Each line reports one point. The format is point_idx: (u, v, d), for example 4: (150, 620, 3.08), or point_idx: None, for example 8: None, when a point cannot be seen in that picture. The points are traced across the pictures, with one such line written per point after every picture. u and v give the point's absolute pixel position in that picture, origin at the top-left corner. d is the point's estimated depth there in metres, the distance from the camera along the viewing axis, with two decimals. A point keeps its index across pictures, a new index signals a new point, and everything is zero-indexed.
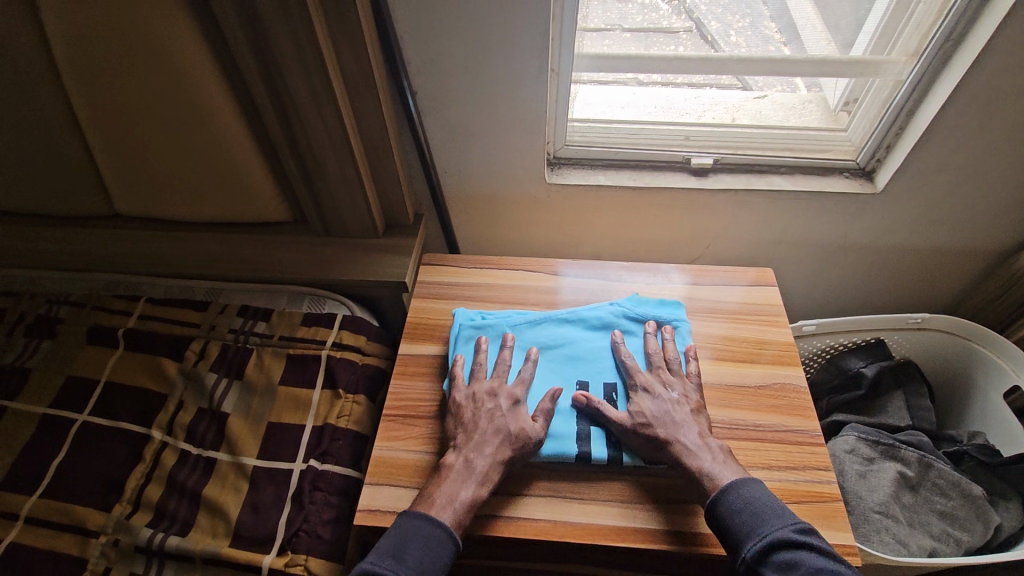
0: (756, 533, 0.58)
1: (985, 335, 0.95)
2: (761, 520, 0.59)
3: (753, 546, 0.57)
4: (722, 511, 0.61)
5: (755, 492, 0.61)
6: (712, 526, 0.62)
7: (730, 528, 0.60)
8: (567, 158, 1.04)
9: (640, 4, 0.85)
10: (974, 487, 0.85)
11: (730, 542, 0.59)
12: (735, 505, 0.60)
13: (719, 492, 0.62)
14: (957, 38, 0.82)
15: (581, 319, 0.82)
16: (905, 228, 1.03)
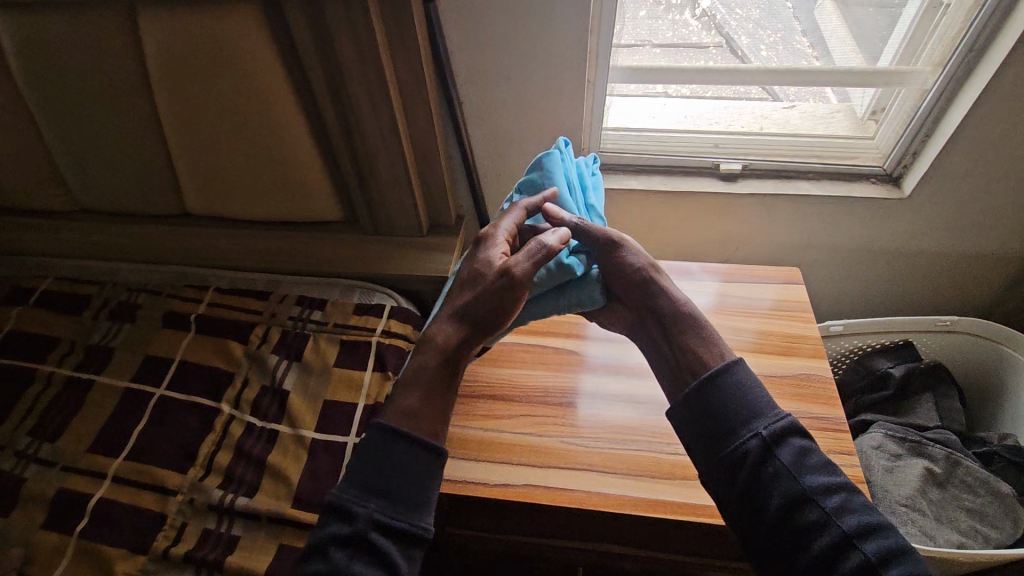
0: (764, 415, 0.53)
1: (1009, 335, 0.97)
2: (766, 403, 0.54)
3: (760, 424, 0.52)
4: (724, 385, 0.55)
5: (750, 372, 0.56)
6: (711, 400, 0.54)
7: (733, 404, 0.54)
8: (600, 164, 1.10)
9: (669, 21, 0.92)
10: (1002, 485, 0.86)
11: (738, 414, 0.53)
12: (743, 382, 0.55)
13: (696, 344, 0.60)
14: (979, 49, 0.85)
15: None
16: (934, 233, 1.05)
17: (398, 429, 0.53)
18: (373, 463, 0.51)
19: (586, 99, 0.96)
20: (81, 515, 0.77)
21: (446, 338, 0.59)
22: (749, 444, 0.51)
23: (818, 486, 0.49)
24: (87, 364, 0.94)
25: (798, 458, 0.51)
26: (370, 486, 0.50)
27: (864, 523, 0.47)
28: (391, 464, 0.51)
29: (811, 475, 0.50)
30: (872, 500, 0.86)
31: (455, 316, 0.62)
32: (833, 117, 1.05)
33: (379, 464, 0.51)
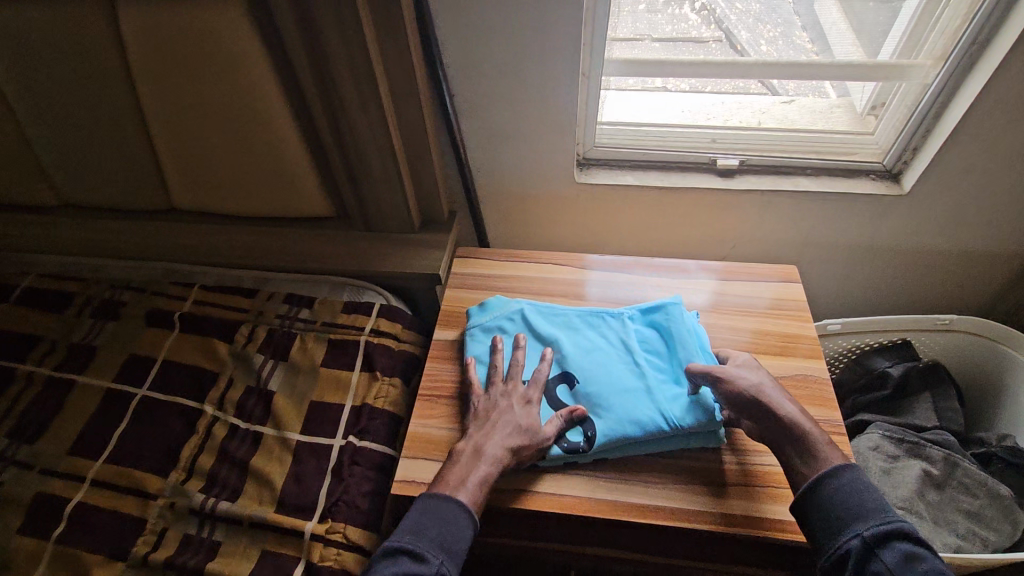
0: (873, 517, 0.58)
1: (1011, 335, 0.96)
2: (883, 507, 0.59)
3: (869, 526, 0.57)
4: (843, 486, 0.60)
5: (869, 478, 0.62)
6: (819, 499, 0.61)
7: (848, 505, 0.59)
8: (595, 159, 1.07)
9: (668, 15, 0.90)
10: (1002, 487, 0.84)
11: (847, 514, 0.59)
12: (854, 487, 0.60)
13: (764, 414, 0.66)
14: (982, 42, 0.83)
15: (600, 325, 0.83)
16: (933, 231, 1.03)
17: (439, 494, 0.64)
18: (422, 514, 0.63)
19: (580, 92, 0.94)
20: (59, 519, 0.75)
21: (503, 444, 0.68)
22: (854, 542, 0.57)
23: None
24: (69, 364, 0.92)
25: (902, 559, 0.55)
26: (421, 534, 0.61)
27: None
28: (436, 522, 0.62)
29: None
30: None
31: (483, 441, 0.68)
32: (832, 112, 1.03)
33: (426, 514, 0.62)
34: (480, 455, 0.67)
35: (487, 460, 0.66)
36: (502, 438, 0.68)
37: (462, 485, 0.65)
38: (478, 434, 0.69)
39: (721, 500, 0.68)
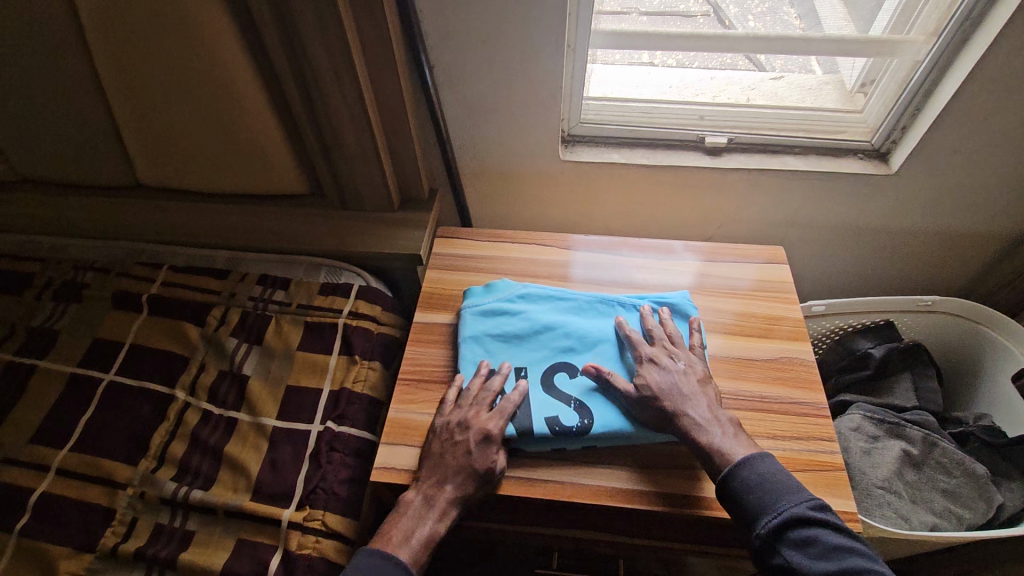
0: (765, 510, 0.60)
1: (994, 317, 0.96)
2: (776, 496, 0.60)
3: (765, 521, 0.59)
4: (734, 485, 0.62)
5: (761, 463, 0.62)
6: (727, 500, 0.62)
7: (745, 504, 0.61)
8: (582, 135, 1.04)
9: None
10: (978, 466, 0.86)
11: (747, 514, 0.60)
12: (750, 480, 0.61)
13: (734, 467, 0.62)
14: (977, 17, 0.81)
15: (594, 309, 0.82)
16: (918, 211, 1.03)
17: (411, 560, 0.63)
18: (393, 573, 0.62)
19: (566, 65, 0.90)
20: (22, 511, 0.72)
21: (450, 496, 0.65)
22: (756, 542, 0.59)
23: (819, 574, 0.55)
24: (30, 349, 0.88)
25: (800, 546, 0.57)
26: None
27: None
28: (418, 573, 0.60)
29: (815, 563, 0.56)
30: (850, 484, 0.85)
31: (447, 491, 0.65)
32: (821, 90, 1.01)
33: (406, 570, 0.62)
34: (428, 504, 0.65)
35: (438, 509, 0.64)
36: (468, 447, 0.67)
37: (405, 541, 0.64)
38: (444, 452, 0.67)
39: (704, 484, 0.68)
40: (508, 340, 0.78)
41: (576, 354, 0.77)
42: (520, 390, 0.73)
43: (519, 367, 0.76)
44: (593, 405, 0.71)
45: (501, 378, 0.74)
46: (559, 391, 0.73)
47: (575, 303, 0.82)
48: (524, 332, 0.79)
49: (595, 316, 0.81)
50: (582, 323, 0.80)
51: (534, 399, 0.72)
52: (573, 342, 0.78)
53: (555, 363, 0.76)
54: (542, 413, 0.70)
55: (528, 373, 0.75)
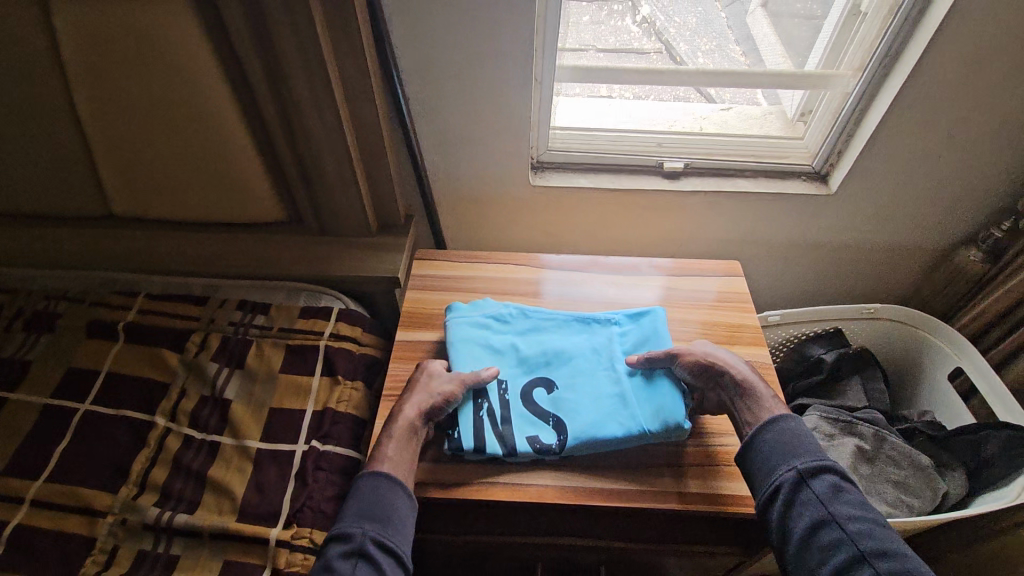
0: (805, 454, 0.66)
1: (933, 324, 1.05)
2: (815, 447, 0.67)
3: (801, 461, 0.66)
4: (778, 429, 0.68)
5: (801, 424, 0.70)
6: (765, 438, 0.68)
7: (788, 443, 0.67)
8: (549, 162, 1.11)
9: (611, 27, 0.95)
10: (923, 458, 0.93)
11: (787, 451, 0.67)
12: (793, 428, 0.69)
13: (773, 418, 0.69)
14: (894, 55, 0.91)
15: (569, 328, 0.86)
16: (857, 227, 1.13)
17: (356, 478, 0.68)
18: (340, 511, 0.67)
19: (533, 97, 0.96)
20: None
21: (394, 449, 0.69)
22: (789, 475, 0.65)
23: (845, 514, 0.62)
24: None
25: (833, 489, 0.64)
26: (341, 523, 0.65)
27: (880, 546, 0.59)
28: (388, 505, 0.65)
29: (843, 503, 0.62)
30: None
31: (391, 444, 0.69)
32: (766, 118, 1.11)
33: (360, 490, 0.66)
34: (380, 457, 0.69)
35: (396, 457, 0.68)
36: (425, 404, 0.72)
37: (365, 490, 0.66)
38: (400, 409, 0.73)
39: (675, 481, 0.73)
40: (487, 357, 0.81)
41: (552, 367, 0.81)
42: (503, 406, 0.76)
43: (499, 383, 0.79)
44: (572, 417, 0.75)
45: (483, 392, 0.77)
46: (539, 407, 0.76)
47: (551, 323, 0.87)
48: (502, 351, 0.82)
49: (566, 330, 0.86)
50: (555, 338, 0.85)
51: (516, 415, 0.76)
52: (549, 356, 0.82)
53: (533, 378, 0.80)
54: (524, 431, 0.74)
55: (508, 389, 0.78)
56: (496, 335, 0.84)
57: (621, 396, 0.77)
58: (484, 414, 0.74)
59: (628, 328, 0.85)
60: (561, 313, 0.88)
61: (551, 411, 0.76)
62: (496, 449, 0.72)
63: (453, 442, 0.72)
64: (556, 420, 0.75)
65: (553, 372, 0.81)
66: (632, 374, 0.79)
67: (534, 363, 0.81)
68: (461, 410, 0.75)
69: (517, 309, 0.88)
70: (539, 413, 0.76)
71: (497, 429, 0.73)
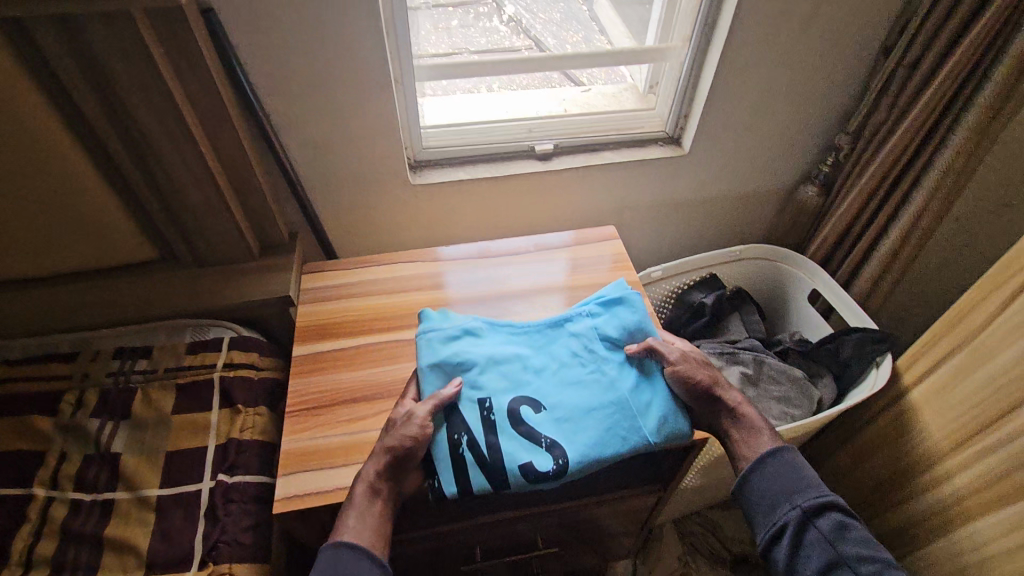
0: (804, 491, 0.70)
1: (785, 254, 1.20)
2: (819, 485, 0.71)
3: (803, 500, 0.69)
4: (776, 469, 0.71)
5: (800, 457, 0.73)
6: (767, 471, 0.71)
7: (794, 480, 0.71)
8: (427, 160, 1.13)
9: (481, 29, 1.06)
10: (796, 371, 1.05)
11: (794, 489, 0.70)
12: (796, 463, 0.72)
13: (774, 451, 0.72)
14: (711, 24, 1.02)
15: (549, 334, 0.82)
16: (713, 181, 1.25)
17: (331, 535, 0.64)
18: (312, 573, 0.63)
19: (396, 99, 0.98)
20: None
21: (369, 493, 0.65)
22: (796, 515, 0.69)
23: (852, 552, 0.65)
24: None
25: (839, 527, 0.67)
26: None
27: None
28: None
29: (850, 543, 0.66)
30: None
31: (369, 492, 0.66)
32: (622, 95, 1.21)
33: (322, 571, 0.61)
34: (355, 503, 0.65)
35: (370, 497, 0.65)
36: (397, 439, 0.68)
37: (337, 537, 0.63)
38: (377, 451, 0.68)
39: None
40: (468, 377, 0.75)
41: (537, 379, 0.77)
42: (487, 430, 0.71)
43: (481, 401, 0.74)
44: (563, 439, 0.72)
45: (462, 418, 0.72)
46: (528, 427, 0.72)
47: (526, 329, 0.82)
48: (484, 369, 0.77)
49: (545, 335, 0.82)
50: (533, 347, 0.81)
51: (505, 438, 0.71)
52: (533, 372, 0.78)
53: (517, 392, 0.75)
54: (516, 456, 0.70)
55: (495, 407, 0.73)
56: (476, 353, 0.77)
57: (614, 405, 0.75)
58: (465, 445, 0.70)
59: (604, 316, 0.83)
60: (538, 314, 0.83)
61: (542, 431, 0.72)
62: (481, 483, 0.69)
63: (436, 482, 0.68)
64: (546, 441, 0.71)
65: (540, 387, 0.76)
66: (620, 372, 0.78)
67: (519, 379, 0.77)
68: (439, 440, 0.69)
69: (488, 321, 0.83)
70: (527, 433, 0.72)
71: (484, 459, 0.69)
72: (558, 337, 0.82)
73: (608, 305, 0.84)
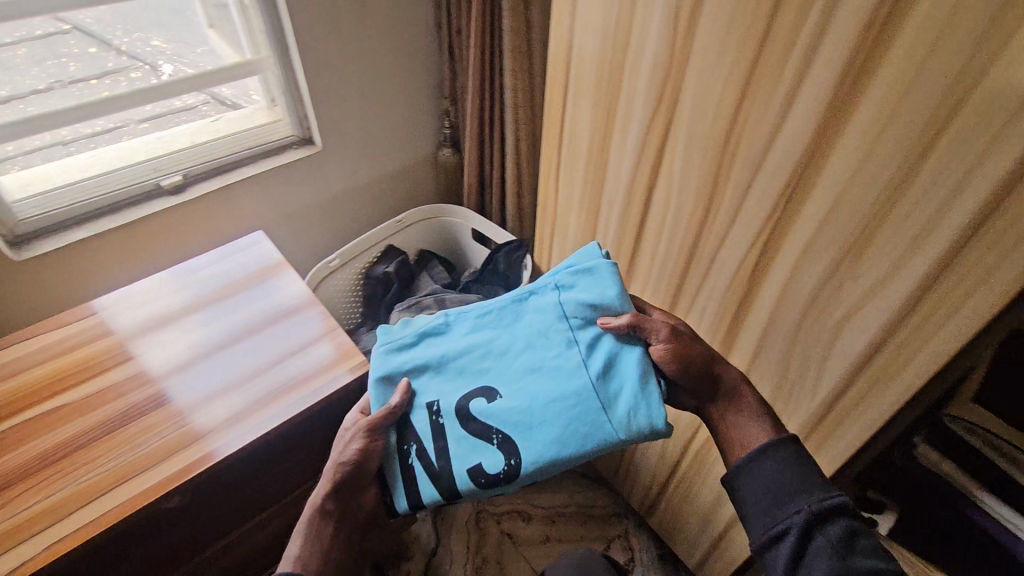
0: (812, 489, 0.61)
1: (441, 209, 1.40)
2: (825, 483, 0.61)
3: (810, 501, 0.60)
4: (779, 470, 0.63)
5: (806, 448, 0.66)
6: (767, 469, 0.64)
7: (793, 475, 0.62)
8: (31, 231, 1.02)
9: (107, 71, 1.06)
10: (470, 296, 1.22)
11: (795, 487, 0.61)
12: (798, 456, 0.64)
13: (782, 438, 0.65)
14: (280, 30, 1.12)
15: (515, 324, 0.79)
16: (361, 168, 1.37)
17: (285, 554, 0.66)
18: None
19: None
20: None
21: (309, 516, 0.69)
22: (800, 518, 0.59)
23: (862, 564, 0.56)
24: None
25: (846, 535, 0.58)
26: None
27: None
28: None
29: (859, 553, 0.56)
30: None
31: (311, 518, 0.69)
32: (254, 114, 1.25)
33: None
34: (304, 521, 0.69)
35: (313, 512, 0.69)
36: (338, 453, 0.71)
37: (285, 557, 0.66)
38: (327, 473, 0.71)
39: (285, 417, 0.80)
40: (433, 384, 0.75)
41: (495, 370, 0.75)
42: (437, 433, 0.71)
43: (430, 405, 0.74)
44: (519, 440, 0.69)
45: (412, 424, 0.73)
46: (476, 425, 0.71)
47: (492, 317, 0.80)
48: (443, 373, 0.76)
49: (514, 321, 0.79)
50: (495, 339, 0.78)
51: (455, 440, 0.71)
52: (497, 365, 0.75)
53: (472, 390, 0.74)
54: (466, 461, 0.69)
55: (443, 413, 0.73)
56: (436, 355, 0.78)
57: (576, 395, 0.70)
58: (414, 457, 0.71)
59: (572, 287, 0.80)
60: (512, 300, 0.81)
61: (496, 429, 0.70)
62: (431, 493, 0.69)
63: (390, 497, 0.71)
64: (499, 440, 0.69)
65: (500, 380, 0.74)
66: (586, 358, 0.73)
67: (484, 383, 0.74)
68: (389, 454, 0.71)
69: (454, 315, 0.82)
70: (478, 433, 0.71)
71: (439, 474, 0.69)
72: (522, 322, 0.79)
73: (582, 280, 0.79)
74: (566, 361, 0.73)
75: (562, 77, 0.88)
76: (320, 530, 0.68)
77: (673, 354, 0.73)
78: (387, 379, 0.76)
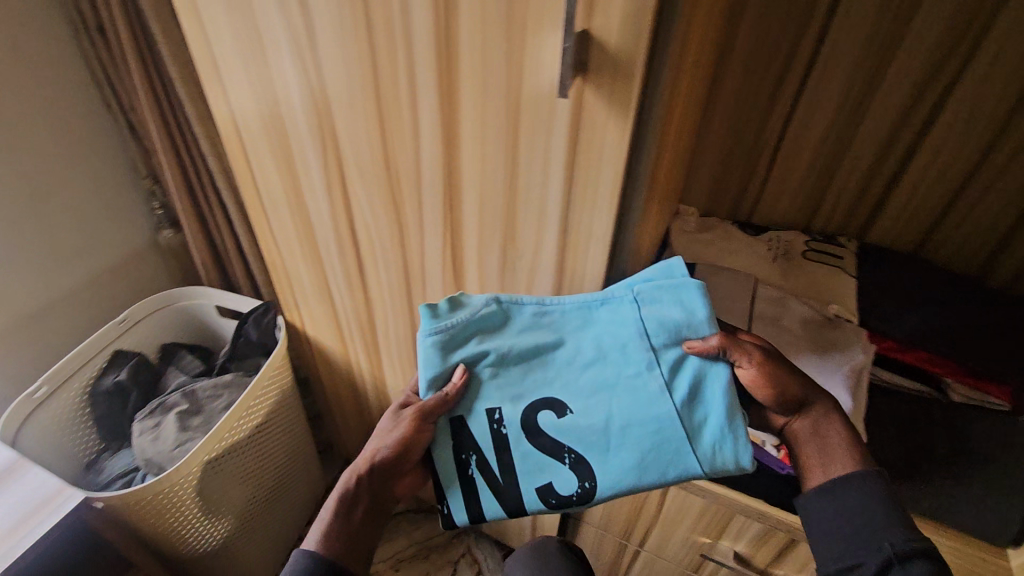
0: (890, 527, 0.60)
1: (175, 295, 1.27)
2: (903, 519, 0.61)
3: (896, 535, 0.59)
4: (876, 506, 0.62)
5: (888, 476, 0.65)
6: (829, 495, 0.65)
7: (867, 510, 0.62)
8: None
9: None
10: (226, 376, 1.13)
11: (875, 526, 0.61)
12: (875, 492, 0.63)
13: (859, 473, 0.64)
14: None
15: (598, 320, 0.70)
16: (55, 274, 1.18)
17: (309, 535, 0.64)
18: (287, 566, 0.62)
19: None
20: None
21: (348, 496, 0.68)
22: (883, 563, 0.58)
23: None
24: None
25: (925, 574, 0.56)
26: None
27: None
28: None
29: None
30: (154, 475, 0.99)
31: (349, 508, 0.67)
32: None
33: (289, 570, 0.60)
34: (341, 513, 0.67)
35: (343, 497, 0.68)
36: (376, 445, 0.70)
37: (312, 537, 0.64)
38: (370, 470, 0.69)
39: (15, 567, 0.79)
40: (504, 382, 0.71)
41: (556, 377, 0.71)
42: (499, 447, 0.69)
43: (491, 413, 0.70)
44: (597, 458, 0.66)
45: (469, 434, 0.70)
46: (546, 442, 0.68)
47: (575, 307, 0.71)
48: (514, 371, 0.71)
49: (591, 314, 0.71)
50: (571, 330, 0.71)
51: (517, 462, 0.69)
52: (563, 383, 0.69)
53: (534, 405, 0.69)
54: (530, 483, 0.68)
55: (505, 423, 0.69)
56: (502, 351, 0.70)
57: (658, 425, 0.66)
58: (472, 459, 0.70)
59: (653, 300, 0.69)
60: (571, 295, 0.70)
61: (569, 449, 0.67)
62: (495, 511, 0.69)
63: (446, 505, 0.70)
64: (570, 462, 0.67)
65: (562, 401, 0.69)
66: (665, 377, 0.67)
67: (561, 407, 0.69)
68: (445, 458, 0.70)
69: (506, 301, 0.73)
70: (547, 450, 0.69)
71: (504, 484, 0.69)
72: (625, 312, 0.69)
73: (668, 290, 0.69)
74: (643, 362, 0.68)
75: (235, 136, 0.86)
76: (358, 518, 0.67)
77: (758, 376, 0.66)
78: (447, 358, 0.71)
